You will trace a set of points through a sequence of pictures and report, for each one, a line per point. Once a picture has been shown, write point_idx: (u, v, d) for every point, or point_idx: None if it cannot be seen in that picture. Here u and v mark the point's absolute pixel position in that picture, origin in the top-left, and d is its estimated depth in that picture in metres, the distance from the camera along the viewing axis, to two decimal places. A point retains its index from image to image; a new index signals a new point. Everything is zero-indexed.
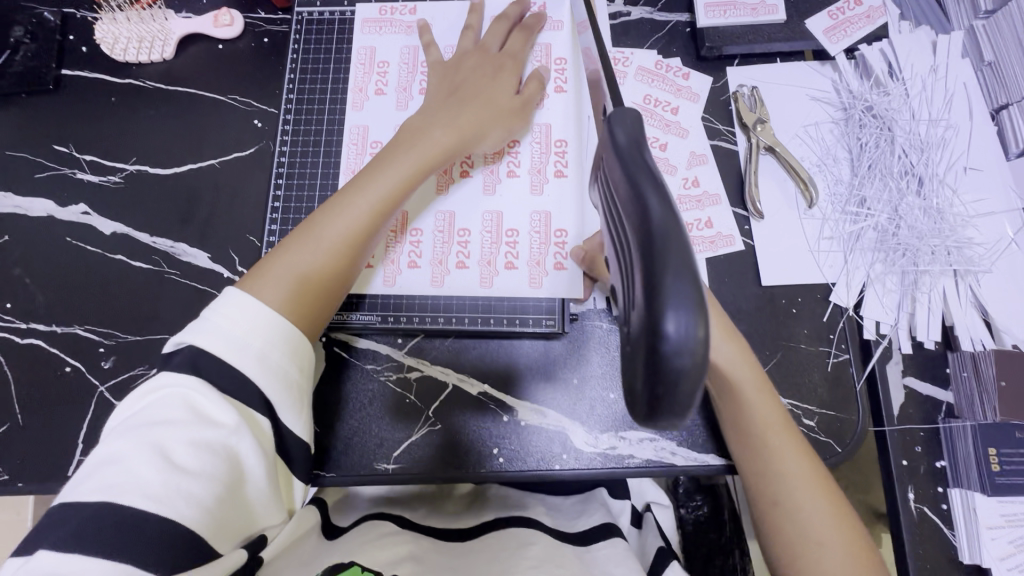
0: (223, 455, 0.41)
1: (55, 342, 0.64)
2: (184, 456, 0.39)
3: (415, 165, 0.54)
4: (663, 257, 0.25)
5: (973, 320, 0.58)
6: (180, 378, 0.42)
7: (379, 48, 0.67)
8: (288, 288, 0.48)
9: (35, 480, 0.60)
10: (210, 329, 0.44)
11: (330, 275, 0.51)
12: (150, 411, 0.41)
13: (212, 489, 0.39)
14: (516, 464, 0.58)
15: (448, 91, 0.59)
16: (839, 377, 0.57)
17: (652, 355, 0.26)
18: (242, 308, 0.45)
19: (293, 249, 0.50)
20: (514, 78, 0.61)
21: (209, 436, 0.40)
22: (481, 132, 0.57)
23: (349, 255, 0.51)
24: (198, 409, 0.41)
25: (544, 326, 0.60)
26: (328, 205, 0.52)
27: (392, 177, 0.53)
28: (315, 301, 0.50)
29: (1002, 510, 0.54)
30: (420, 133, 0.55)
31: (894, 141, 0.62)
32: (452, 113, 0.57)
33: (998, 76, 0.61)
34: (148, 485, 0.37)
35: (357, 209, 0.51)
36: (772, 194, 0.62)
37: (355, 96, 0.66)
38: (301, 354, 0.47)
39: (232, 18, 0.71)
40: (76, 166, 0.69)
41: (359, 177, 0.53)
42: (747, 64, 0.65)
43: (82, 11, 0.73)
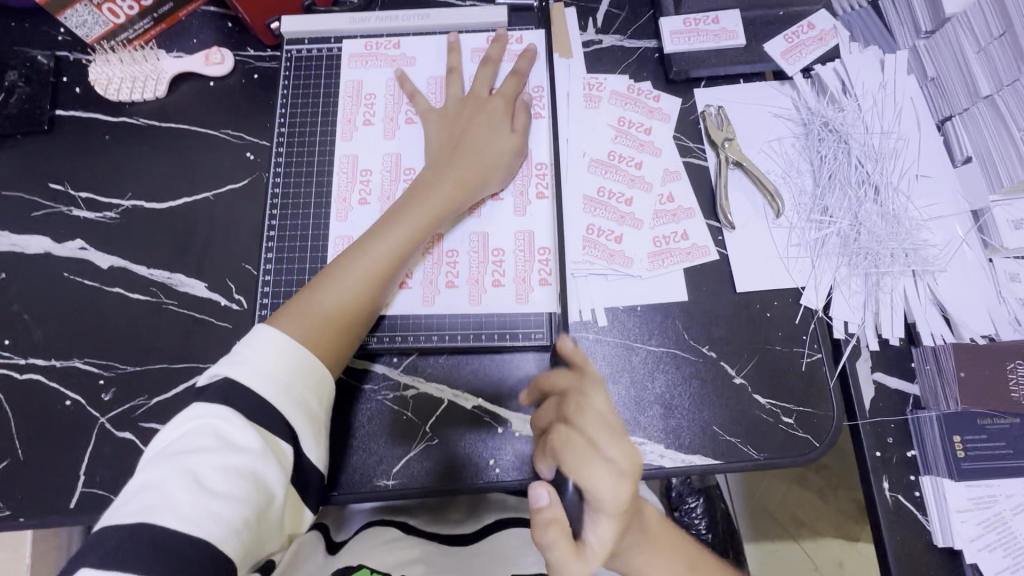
0: (250, 480, 0.42)
1: (55, 376, 0.65)
2: (215, 480, 0.41)
3: (427, 216, 0.59)
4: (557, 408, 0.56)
5: (933, 316, 0.62)
6: (212, 409, 0.45)
7: (366, 81, 0.70)
8: (314, 325, 0.53)
9: (38, 515, 0.61)
10: (243, 363, 0.48)
11: (350, 315, 0.55)
12: (185, 439, 0.43)
13: (239, 511, 0.41)
14: (512, 474, 0.60)
15: (450, 143, 0.63)
16: (813, 375, 0.61)
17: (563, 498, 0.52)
18: (271, 344, 0.49)
19: (316, 290, 0.55)
20: (506, 118, 0.65)
21: (237, 462, 0.42)
22: (486, 178, 0.62)
23: (369, 294, 0.56)
24: (226, 436, 0.44)
25: (533, 339, 0.62)
26: (349, 250, 0.58)
27: (407, 228, 0.59)
28: (339, 337, 0.54)
29: (969, 493, 0.57)
30: (431, 187, 0.61)
31: (850, 153, 0.66)
32: (456, 165, 0.62)
33: (941, 90, 0.66)
34: (180, 506, 0.39)
35: (375, 254, 0.57)
36: (742, 207, 0.66)
37: (344, 127, 0.69)
38: (322, 382, 0.51)
39: (223, 56, 0.74)
40: (72, 203, 0.71)
41: (379, 225, 0.59)
42: (713, 85, 0.70)
43: (75, 53, 0.76)
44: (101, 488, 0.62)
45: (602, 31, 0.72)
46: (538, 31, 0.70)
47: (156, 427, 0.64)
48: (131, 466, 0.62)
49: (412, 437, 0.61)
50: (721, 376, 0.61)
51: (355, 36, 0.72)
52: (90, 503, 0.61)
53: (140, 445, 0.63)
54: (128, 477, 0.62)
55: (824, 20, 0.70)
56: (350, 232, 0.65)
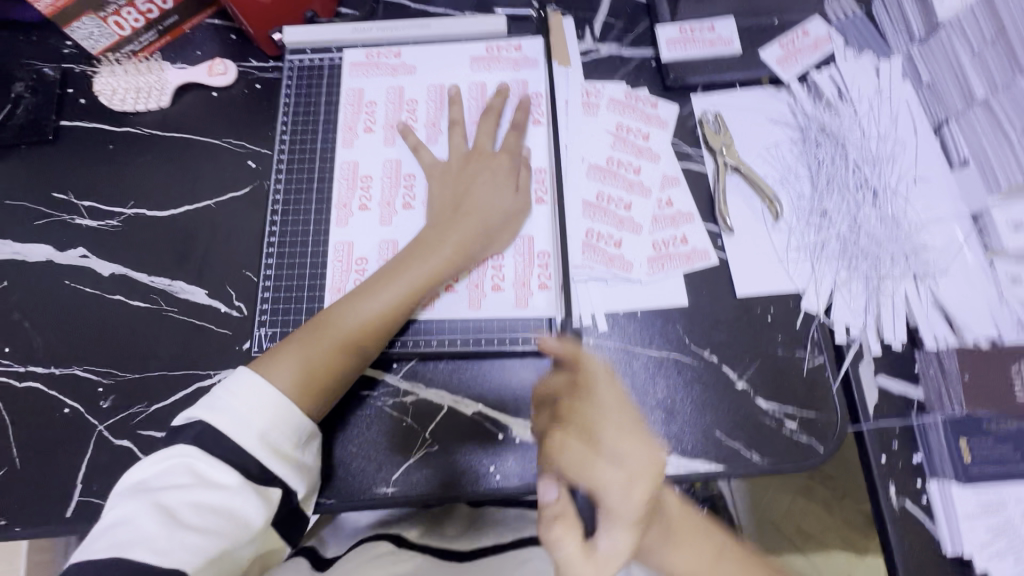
0: (225, 517, 0.47)
1: (54, 384, 0.65)
2: (189, 515, 0.46)
3: (423, 279, 0.59)
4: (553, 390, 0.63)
5: (936, 319, 0.61)
6: (183, 449, 0.48)
7: (368, 90, 0.71)
8: (299, 377, 0.54)
9: (33, 524, 0.60)
10: (221, 408, 0.50)
11: (336, 372, 0.56)
12: (165, 476, 0.47)
13: (216, 542, 0.46)
14: (513, 481, 0.60)
15: (451, 205, 0.63)
16: (815, 379, 0.60)
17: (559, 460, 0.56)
18: (254, 390, 0.51)
19: (308, 334, 0.56)
20: (510, 177, 0.65)
21: (211, 497, 0.47)
22: (484, 243, 0.62)
23: (355, 350, 0.56)
24: (201, 474, 0.48)
25: (533, 343, 0.62)
26: (344, 303, 0.58)
27: (400, 287, 0.58)
28: (322, 390, 0.55)
29: (977, 499, 0.56)
30: (430, 249, 0.60)
31: (847, 157, 0.67)
32: (458, 228, 0.61)
33: (936, 95, 0.66)
34: (155, 539, 0.44)
35: (363, 313, 0.57)
36: (742, 211, 0.66)
37: (345, 134, 0.69)
38: (298, 428, 0.53)
39: (226, 67, 0.75)
40: (75, 212, 0.72)
41: (376, 280, 0.59)
42: (710, 92, 0.70)
43: (81, 65, 0.77)
44: (98, 498, 0.61)
45: (599, 40, 0.74)
46: (536, 41, 0.72)
47: (154, 435, 0.63)
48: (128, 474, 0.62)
49: (411, 445, 0.61)
50: (722, 380, 0.60)
51: (356, 46, 0.73)
52: (85, 513, 0.61)
53: (138, 453, 0.63)
54: None
55: (819, 28, 0.71)
56: (350, 238, 0.66)
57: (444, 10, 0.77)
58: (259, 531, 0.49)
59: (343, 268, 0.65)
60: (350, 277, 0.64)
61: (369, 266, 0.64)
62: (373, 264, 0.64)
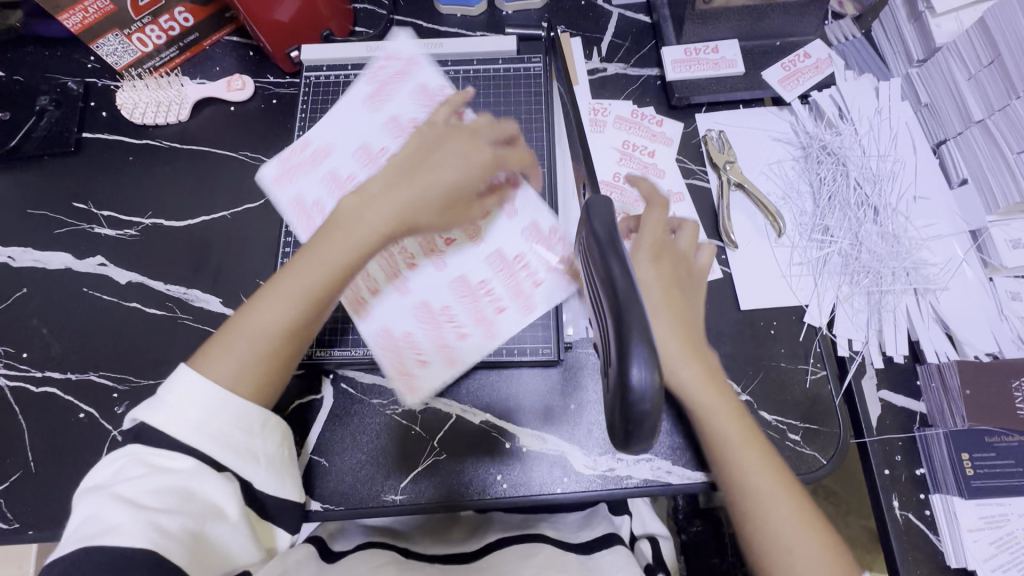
0: (186, 495, 0.44)
1: (70, 390, 0.66)
2: (149, 499, 0.43)
3: (352, 253, 0.51)
4: (627, 319, 0.30)
5: (937, 334, 0.62)
6: (130, 448, 0.45)
7: (362, 86, 0.70)
8: (234, 373, 0.48)
9: (46, 528, 0.61)
10: (166, 406, 0.46)
11: (271, 361, 0.50)
12: (120, 473, 0.44)
13: (181, 522, 0.43)
14: (520, 489, 0.60)
15: (392, 170, 0.54)
16: (818, 392, 0.61)
17: (622, 402, 0.31)
18: (196, 394, 0.47)
19: (227, 335, 0.50)
20: (477, 141, 0.56)
21: (169, 482, 0.44)
22: (431, 209, 0.53)
23: (289, 338, 0.50)
24: (156, 463, 0.44)
25: (542, 354, 0.63)
26: (266, 287, 0.51)
27: (320, 266, 0.50)
28: (266, 383, 0.50)
29: (980, 512, 0.57)
30: (358, 220, 0.51)
31: (849, 175, 0.68)
32: (388, 198, 0.52)
33: (935, 115, 0.68)
34: (118, 525, 0.41)
35: (288, 296, 0.50)
36: (744, 226, 0.67)
37: (345, 144, 0.68)
38: (248, 417, 0.48)
39: (244, 82, 0.78)
40: (94, 221, 0.74)
41: (297, 258, 0.51)
42: (713, 111, 0.72)
43: (104, 80, 0.79)
44: None
45: (606, 60, 0.76)
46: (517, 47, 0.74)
47: None
48: None
49: (420, 453, 0.62)
50: None
51: (370, 64, 0.75)
52: None
53: None
54: None
55: (821, 49, 0.73)
56: None
57: (456, 30, 0.80)
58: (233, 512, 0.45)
59: (366, 283, 0.62)
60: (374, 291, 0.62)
61: (406, 280, 0.63)
62: (407, 278, 0.63)
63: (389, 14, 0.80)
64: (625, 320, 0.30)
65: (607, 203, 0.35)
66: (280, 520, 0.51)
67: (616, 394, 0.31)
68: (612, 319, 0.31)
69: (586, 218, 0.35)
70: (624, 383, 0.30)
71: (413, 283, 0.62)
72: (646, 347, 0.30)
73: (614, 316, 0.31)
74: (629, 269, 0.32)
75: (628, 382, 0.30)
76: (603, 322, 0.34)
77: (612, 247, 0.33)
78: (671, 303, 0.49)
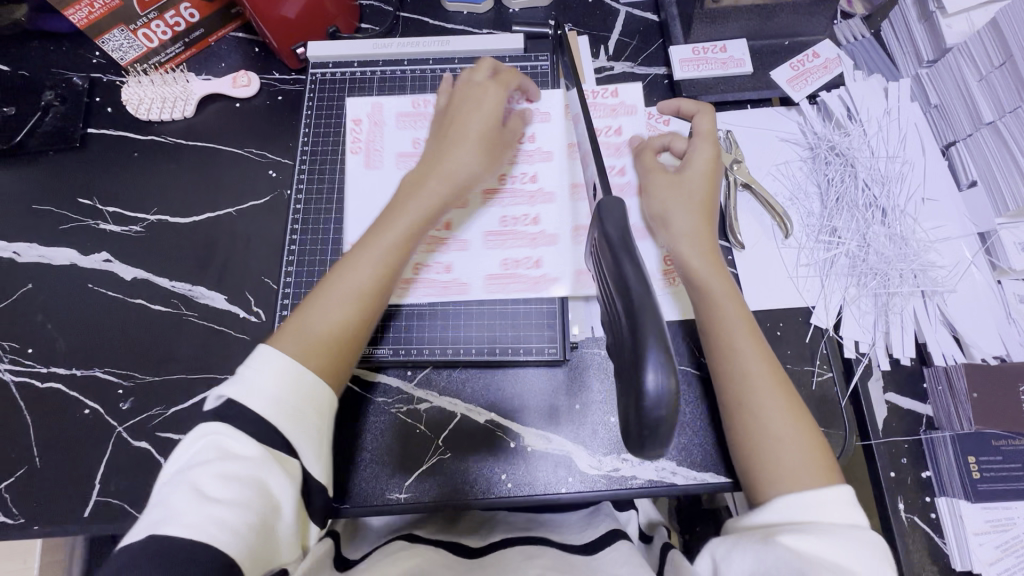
0: (253, 487, 0.44)
1: (75, 386, 0.66)
2: (216, 488, 0.42)
3: (413, 222, 0.56)
4: (640, 322, 0.31)
5: (943, 336, 0.62)
6: (209, 426, 0.46)
7: (386, 108, 0.70)
8: (313, 349, 0.51)
9: (51, 523, 0.61)
10: (244, 386, 0.48)
11: (347, 331, 0.53)
12: (195, 456, 0.44)
13: (243, 514, 0.42)
14: (524, 489, 0.60)
15: (437, 139, 0.61)
16: (824, 394, 0.61)
17: (637, 407, 0.32)
18: (269, 365, 0.49)
19: (298, 317, 0.53)
20: (502, 116, 0.62)
21: (238, 470, 0.44)
22: (471, 169, 0.59)
23: (361, 304, 0.54)
24: (227, 449, 0.45)
25: (547, 354, 0.63)
26: (338, 266, 0.55)
27: (389, 234, 0.56)
28: (339, 354, 0.53)
29: (987, 516, 0.57)
30: (413, 186, 0.58)
31: (857, 176, 0.68)
32: (441, 171, 0.58)
33: (945, 117, 0.68)
34: (182, 514, 0.40)
35: (358, 264, 0.55)
36: (751, 227, 0.67)
37: (368, 154, 0.69)
38: (316, 397, 0.50)
39: (250, 78, 0.77)
40: (99, 217, 0.74)
41: (364, 237, 0.57)
42: (721, 111, 0.72)
43: (109, 75, 0.79)
44: (116, 497, 0.62)
45: (613, 58, 0.76)
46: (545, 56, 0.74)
47: (174, 438, 0.64)
48: (146, 476, 0.63)
49: (425, 451, 0.62)
50: None
51: (376, 61, 0.75)
52: (102, 514, 0.62)
53: (157, 455, 0.64)
54: (145, 487, 0.62)
55: (829, 49, 0.72)
56: None
57: (462, 27, 0.80)
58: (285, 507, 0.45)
59: (511, 266, 0.65)
60: (526, 265, 0.65)
61: (538, 231, 0.66)
62: (537, 230, 0.66)
63: (395, 10, 0.80)
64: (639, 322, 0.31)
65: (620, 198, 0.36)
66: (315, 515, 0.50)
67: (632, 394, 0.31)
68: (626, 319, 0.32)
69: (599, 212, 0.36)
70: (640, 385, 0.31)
71: (545, 229, 0.66)
72: (662, 353, 0.30)
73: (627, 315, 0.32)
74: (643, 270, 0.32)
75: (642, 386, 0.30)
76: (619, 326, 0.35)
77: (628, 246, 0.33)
78: (696, 206, 0.58)
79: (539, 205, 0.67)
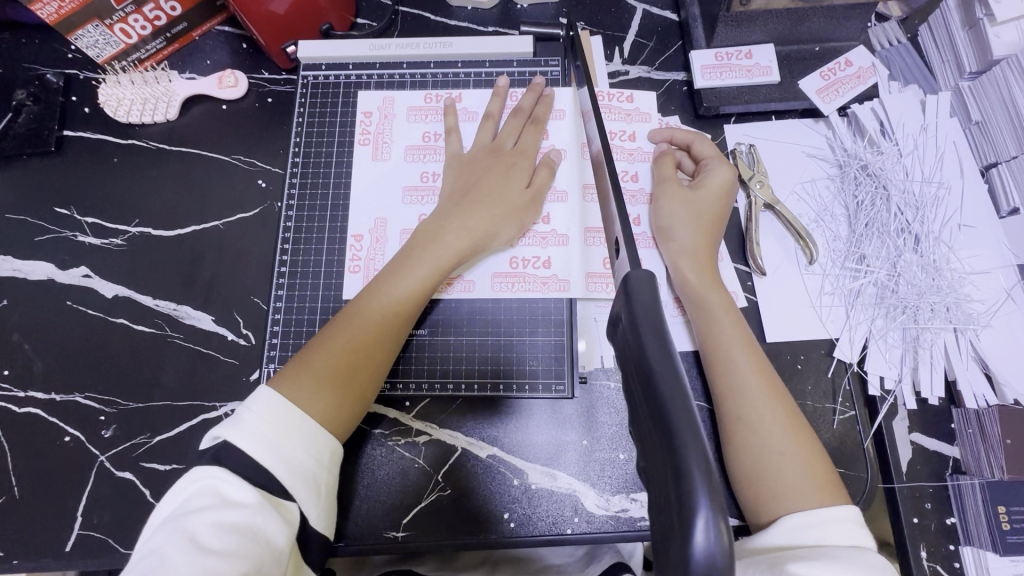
0: (249, 535, 0.42)
1: (54, 411, 0.63)
2: (210, 538, 0.41)
3: (430, 272, 0.57)
4: (681, 452, 0.26)
5: (976, 375, 0.58)
6: (208, 470, 0.45)
7: (397, 102, 0.67)
8: (320, 400, 0.51)
9: (30, 557, 0.58)
10: (245, 428, 0.47)
11: (358, 382, 0.54)
12: (189, 503, 0.43)
13: (238, 565, 0.40)
14: (528, 529, 0.57)
15: (460, 193, 0.61)
16: (846, 434, 0.57)
17: (679, 551, 0.25)
18: (275, 412, 0.48)
19: (306, 360, 0.53)
20: (524, 173, 0.62)
21: (234, 517, 0.42)
22: (495, 231, 0.59)
23: (373, 358, 0.55)
24: (223, 493, 0.44)
25: (553, 391, 0.60)
26: (350, 312, 0.56)
27: (406, 284, 0.56)
28: (347, 406, 0.53)
29: (1015, 569, 0.54)
30: (433, 239, 0.58)
31: (890, 199, 0.63)
32: (460, 221, 0.59)
33: (987, 135, 0.63)
34: (176, 565, 0.39)
35: (373, 313, 0.55)
36: (773, 252, 0.63)
37: (375, 147, 0.66)
38: (320, 446, 0.50)
39: (237, 79, 0.72)
40: (77, 228, 0.69)
41: (377, 284, 0.57)
42: (743, 122, 0.67)
43: (85, 72, 0.74)
44: (98, 531, 0.59)
45: (628, 62, 0.70)
46: (554, 49, 0.70)
47: (158, 468, 0.61)
48: (130, 509, 0.60)
49: (423, 487, 0.59)
50: None
51: (373, 63, 0.70)
52: (85, 548, 0.59)
53: (140, 486, 0.60)
54: (129, 521, 0.59)
55: (863, 57, 0.66)
56: (360, 258, 0.63)
57: (466, 24, 0.74)
58: (280, 551, 0.44)
59: (520, 265, 0.63)
60: (535, 264, 0.63)
61: (549, 230, 0.63)
62: (548, 229, 0.63)
63: (394, 5, 0.74)
64: (682, 456, 0.26)
65: (652, 282, 0.32)
66: (312, 558, 0.50)
67: (672, 555, 0.26)
68: (662, 449, 0.27)
69: (627, 300, 0.32)
70: (684, 541, 0.25)
71: (556, 228, 0.63)
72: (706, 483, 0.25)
73: (664, 443, 0.27)
74: (685, 392, 0.27)
75: (688, 548, 0.25)
76: (648, 450, 0.29)
77: (669, 357, 0.28)
78: (704, 226, 0.58)
79: (549, 202, 0.64)
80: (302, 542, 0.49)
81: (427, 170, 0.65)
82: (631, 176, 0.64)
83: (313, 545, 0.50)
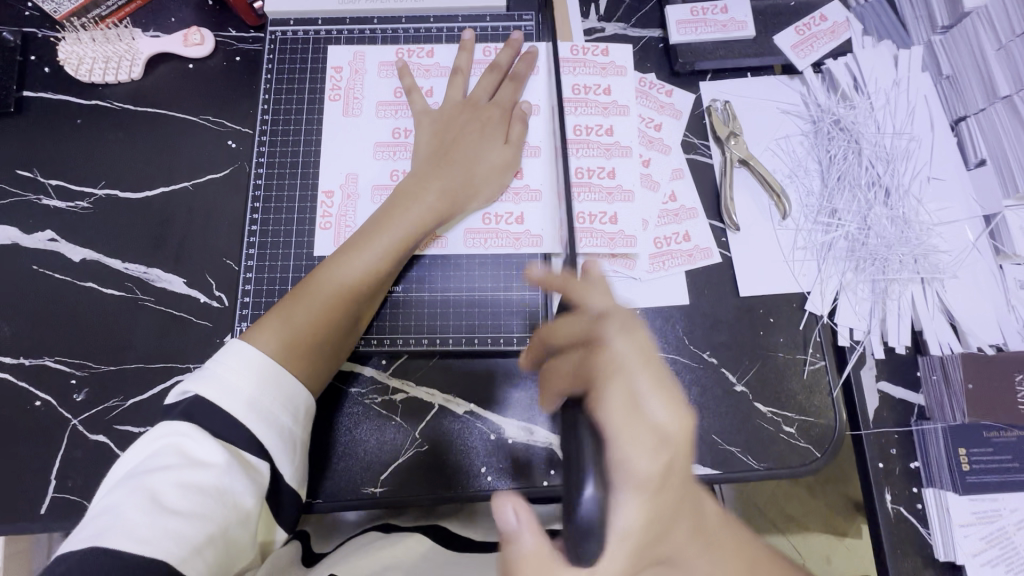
0: (214, 496, 0.42)
1: (24, 377, 0.62)
2: (174, 499, 0.40)
3: (409, 231, 0.57)
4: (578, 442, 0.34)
5: (941, 325, 0.60)
6: (174, 426, 0.44)
7: (368, 57, 0.66)
8: (295, 350, 0.51)
9: (4, 521, 0.58)
10: (215, 380, 0.46)
11: (332, 335, 0.54)
12: (152, 460, 0.42)
13: (202, 528, 0.40)
14: (505, 482, 0.58)
15: (434, 150, 0.61)
16: (815, 383, 0.58)
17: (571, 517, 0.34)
18: (245, 363, 0.48)
19: (281, 312, 0.53)
20: (501, 129, 0.62)
21: (199, 478, 0.42)
22: (473, 192, 0.60)
23: (348, 314, 0.54)
24: (189, 453, 0.43)
25: (528, 344, 0.60)
26: (327, 265, 0.55)
27: (386, 243, 0.56)
28: (323, 359, 0.53)
29: (973, 508, 0.56)
30: (413, 198, 0.58)
31: (861, 153, 0.64)
32: (441, 178, 0.59)
33: (956, 89, 0.63)
34: (133, 526, 0.38)
35: (353, 272, 0.55)
36: (747, 207, 0.63)
37: (346, 103, 0.65)
38: (297, 401, 0.49)
39: (202, 36, 0.70)
40: (41, 192, 0.67)
41: (356, 239, 0.57)
42: (719, 79, 0.67)
43: (43, 30, 0.71)
44: (73, 494, 0.59)
45: (604, 18, 0.69)
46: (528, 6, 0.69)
47: (133, 431, 0.61)
48: (103, 471, 0.59)
49: (400, 444, 0.59)
50: (720, 383, 0.59)
51: (343, 19, 0.68)
52: (61, 510, 0.58)
53: (115, 449, 0.60)
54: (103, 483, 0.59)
55: (838, 12, 0.67)
56: (332, 215, 0.62)
57: None
58: (251, 512, 0.43)
59: (493, 221, 0.62)
60: (508, 221, 0.62)
61: (523, 186, 0.63)
62: (521, 185, 0.63)
63: None
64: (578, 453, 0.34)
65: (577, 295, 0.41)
66: (282, 518, 0.49)
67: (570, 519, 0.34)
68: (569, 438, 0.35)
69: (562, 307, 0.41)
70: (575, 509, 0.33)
71: (529, 183, 0.63)
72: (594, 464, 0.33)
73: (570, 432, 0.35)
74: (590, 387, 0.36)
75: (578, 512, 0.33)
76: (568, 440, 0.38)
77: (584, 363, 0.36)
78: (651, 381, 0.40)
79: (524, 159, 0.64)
80: (274, 501, 0.48)
81: (399, 127, 0.64)
82: (608, 129, 0.63)
83: (284, 502, 0.49)
